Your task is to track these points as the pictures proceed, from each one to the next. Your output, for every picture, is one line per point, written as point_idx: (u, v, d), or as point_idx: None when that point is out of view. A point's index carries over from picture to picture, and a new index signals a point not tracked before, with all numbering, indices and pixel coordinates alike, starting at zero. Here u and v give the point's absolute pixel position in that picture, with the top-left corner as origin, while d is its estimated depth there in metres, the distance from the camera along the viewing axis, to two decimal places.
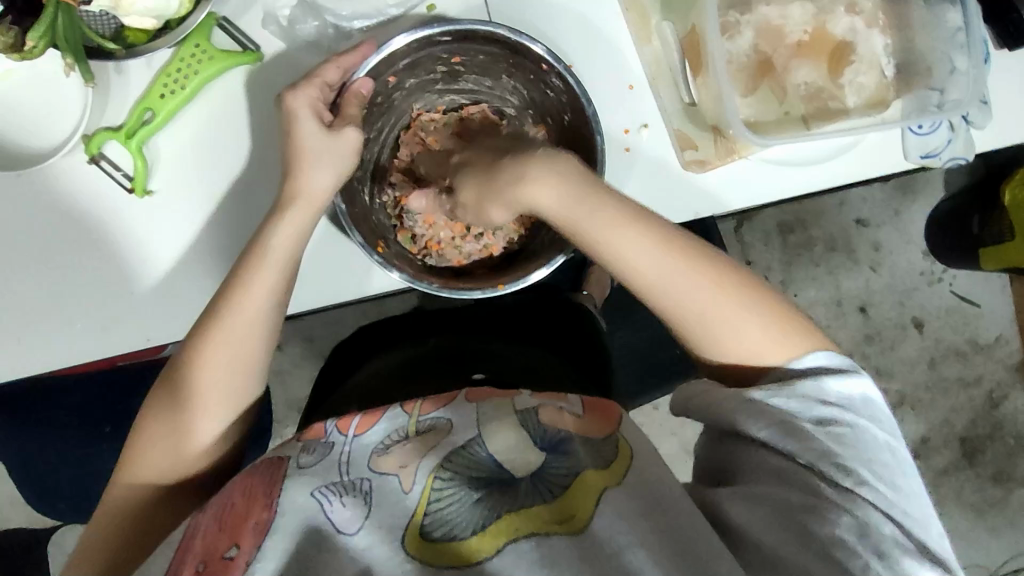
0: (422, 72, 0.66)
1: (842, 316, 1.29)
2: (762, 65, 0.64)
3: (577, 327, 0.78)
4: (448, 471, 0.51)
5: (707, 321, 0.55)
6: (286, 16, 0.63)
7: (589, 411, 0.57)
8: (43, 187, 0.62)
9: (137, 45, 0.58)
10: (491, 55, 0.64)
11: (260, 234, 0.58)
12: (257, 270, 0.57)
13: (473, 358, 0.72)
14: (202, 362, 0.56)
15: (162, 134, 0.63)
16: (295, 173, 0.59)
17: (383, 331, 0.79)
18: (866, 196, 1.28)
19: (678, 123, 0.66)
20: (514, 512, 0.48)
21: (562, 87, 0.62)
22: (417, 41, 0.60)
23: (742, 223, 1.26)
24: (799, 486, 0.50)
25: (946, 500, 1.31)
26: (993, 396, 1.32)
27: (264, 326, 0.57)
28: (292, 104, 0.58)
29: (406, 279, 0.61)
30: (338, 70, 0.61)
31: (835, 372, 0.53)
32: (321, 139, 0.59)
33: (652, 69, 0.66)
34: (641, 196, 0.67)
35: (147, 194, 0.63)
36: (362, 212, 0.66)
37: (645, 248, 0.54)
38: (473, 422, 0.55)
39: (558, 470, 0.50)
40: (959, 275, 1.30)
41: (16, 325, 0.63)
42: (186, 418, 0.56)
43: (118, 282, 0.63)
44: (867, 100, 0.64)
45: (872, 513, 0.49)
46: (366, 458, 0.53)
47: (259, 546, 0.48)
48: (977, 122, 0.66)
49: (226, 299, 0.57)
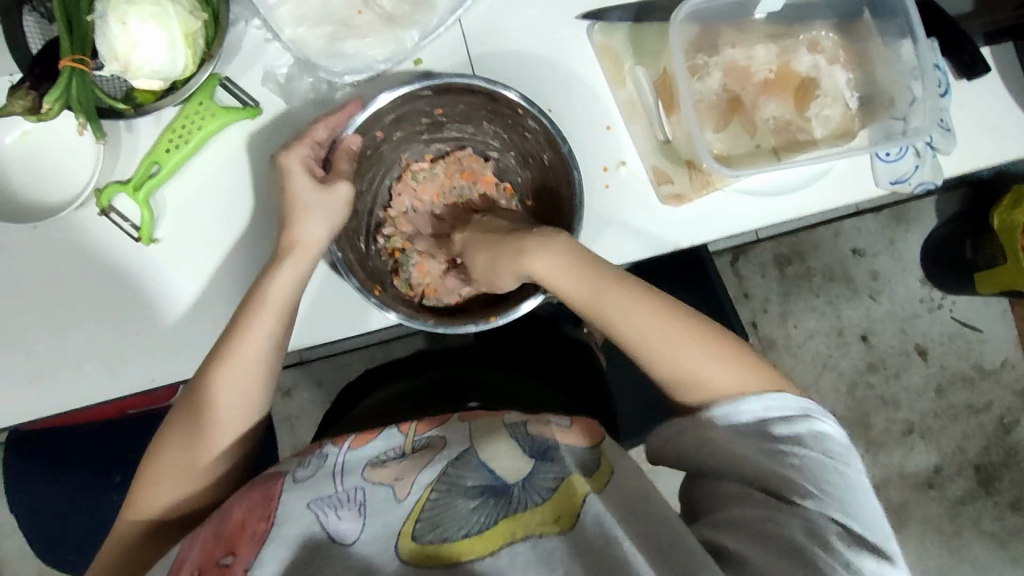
0: (408, 124, 0.70)
1: (844, 345, 1.30)
2: (732, 102, 0.67)
3: (575, 359, 0.81)
4: (442, 485, 0.53)
5: (677, 366, 0.57)
6: (283, 74, 0.68)
7: (576, 426, 0.59)
8: (58, 239, 0.66)
9: (145, 104, 0.63)
10: (471, 104, 0.68)
11: (259, 281, 0.61)
12: (255, 316, 0.60)
13: (466, 386, 0.74)
14: (204, 402, 0.58)
15: (167, 186, 0.67)
16: (291, 223, 0.62)
17: (384, 368, 0.81)
18: (860, 226, 1.30)
19: (654, 159, 0.69)
20: (507, 517, 0.50)
21: (540, 129, 0.66)
22: (400, 97, 0.64)
23: (738, 257, 1.29)
24: (757, 503, 0.52)
25: (964, 530, 1.28)
26: (1004, 422, 1.30)
27: (264, 364, 0.60)
28: (285, 162, 0.62)
29: (400, 319, 0.64)
30: (327, 129, 0.64)
31: (789, 410, 0.55)
32: (313, 191, 0.62)
33: (627, 109, 0.70)
34: (622, 230, 0.69)
35: (153, 242, 0.66)
36: (358, 258, 0.70)
37: (632, 315, 0.58)
38: (467, 437, 0.57)
39: (546, 477, 0.52)
40: (959, 301, 1.31)
41: (31, 370, 0.66)
42: (188, 456, 0.57)
43: (128, 327, 0.67)
44: (833, 131, 0.67)
45: (824, 521, 0.50)
46: (361, 468, 0.56)
47: (256, 554, 0.49)
48: (943, 147, 0.69)
49: (228, 340, 0.59)
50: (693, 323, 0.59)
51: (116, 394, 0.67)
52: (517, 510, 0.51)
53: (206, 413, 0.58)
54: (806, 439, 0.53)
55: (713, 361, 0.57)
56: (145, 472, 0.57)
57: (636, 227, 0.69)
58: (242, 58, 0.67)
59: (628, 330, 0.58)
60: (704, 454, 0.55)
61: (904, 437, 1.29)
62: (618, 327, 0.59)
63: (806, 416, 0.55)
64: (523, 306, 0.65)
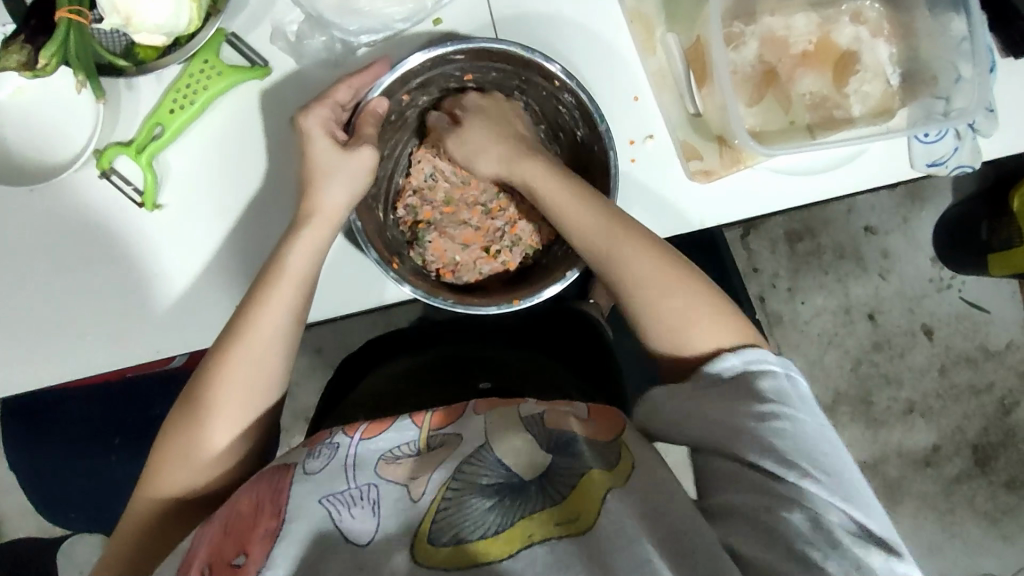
0: (435, 88, 0.67)
1: (851, 323, 1.28)
2: (768, 74, 0.64)
3: (580, 333, 0.77)
4: (458, 483, 0.50)
5: (648, 276, 0.57)
6: (294, 31, 0.64)
7: (591, 414, 0.56)
8: (53, 202, 0.63)
9: (149, 62, 0.59)
10: (503, 72, 0.65)
11: (278, 251, 0.59)
12: (274, 287, 0.57)
13: (474, 367, 0.72)
14: (219, 379, 0.56)
15: (173, 148, 0.63)
16: (310, 191, 0.60)
17: (383, 343, 0.78)
18: (874, 203, 1.27)
19: (683, 133, 0.66)
20: (526, 518, 0.48)
21: (574, 102, 0.63)
22: (432, 59, 0.61)
23: (748, 231, 1.26)
24: (751, 488, 0.50)
25: (958, 508, 1.29)
26: (1005, 403, 1.30)
27: (284, 339, 0.58)
28: (304, 125, 0.59)
29: (414, 292, 0.61)
30: (350, 90, 0.61)
31: (767, 364, 0.53)
32: (334, 154, 0.59)
33: (657, 79, 0.66)
34: (647, 206, 0.67)
35: (157, 208, 0.63)
36: (378, 230, 0.67)
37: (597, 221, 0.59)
38: (482, 431, 0.54)
39: (564, 471, 0.50)
40: (969, 282, 1.29)
41: (26, 337, 0.64)
42: (199, 436, 0.55)
43: (127, 294, 0.64)
44: (871, 109, 0.64)
45: (821, 504, 0.48)
46: (373, 464, 0.54)
47: (268, 553, 0.48)
48: (983, 130, 0.66)
49: (247, 310, 0.57)
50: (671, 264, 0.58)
51: (114, 364, 0.64)
52: (534, 510, 0.48)
53: (222, 392, 0.56)
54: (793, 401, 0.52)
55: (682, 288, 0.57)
56: (161, 453, 0.56)
57: (661, 204, 0.67)
58: (253, 14, 0.63)
59: (589, 234, 0.59)
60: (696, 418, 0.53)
61: (905, 416, 1.29)
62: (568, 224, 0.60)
63: (788, 375, 0.53)
64: (543, 293, 0.63)
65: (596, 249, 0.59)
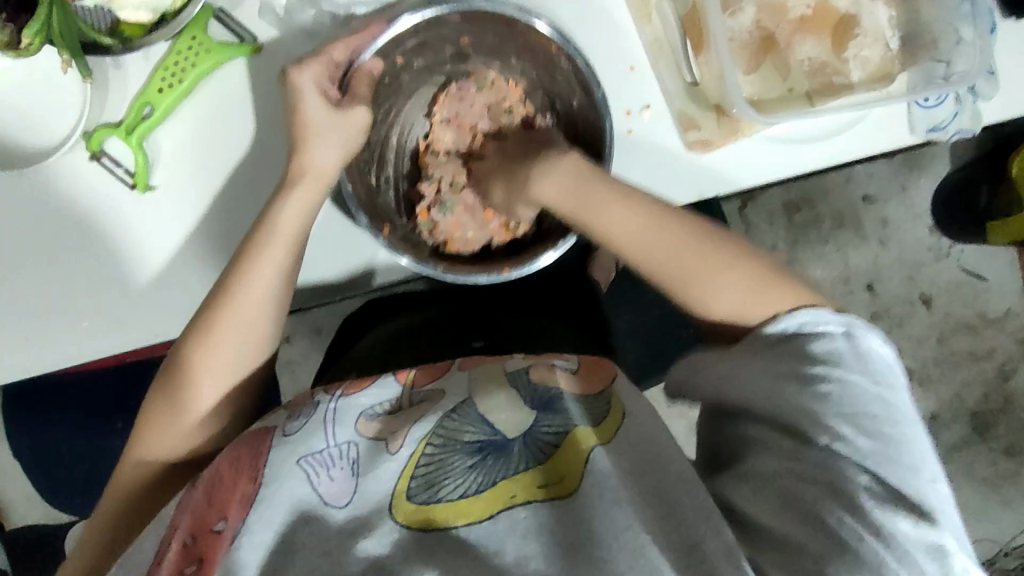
0: (431, 51, 0.66)
1: (850, 293, 1.28)
2: (766, 41, 0.63)
3: (575, 298, 0.77)
4: (439, 439, 0.50)
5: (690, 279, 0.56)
6: (282, 6, 0.63)
7: (581, 368, 0.56)
8: (42, 186, 0.62)
9: (133, 39, 0.58)
10: (500, 36, 0.64)
11: (268, 212, 0.58)
12: (264, 248, 0.57)
13: (471, 327, 0.71)
14: (211, 334, 0.55)
15: (162, 128, 0.63)
16: (300, 149, 0.58)
17: (381, 305, 0.77)
18: (871, 172, 1.26)
19: (680, 103, 0.65)
20: (507, 479, 0.48)
21: (573, 71, 0.62)
22: (426, 20, 0.60)
23: (747, 203, 1.25)
24: (786, 452, 0.50)
25: (958, 474, 1.30)
26: (1003, 370, 1.31)
27: (274, 299, 0.57)
28: (298, 80, 0.57)
29: (408, 265, 0.61)
30: (346, 49, 0.60)
31: (822, 325, 0.52)
32: (327, 115, 0.58)
33: (653, 48, 0.65)
34: (642, 177, 0.66)
35: (149, 189, 0.62)
36: (367, 194, 0.65)
37: (635, 223, 0.57)
38: (467, 388, 0.54)
39: (547, 428, 0.50)
40: (967, 250, 1.29)
41: (19, 323, 0.63)
42: (188, 388, 0.55)
43: (122, 278, 0.63)
44: (871, 74, 0.64)
45: (848, 466, 0.48)
46: (353, 419, 0.52)
47: (245, 519, 0.47)
48: (985, 94, 0.65)
49: (234, 275, 0.57)
50: (721, 251, 0.57)
51: (114, 348, 0.64)
52: (515, 470, 0.48)
53: (207, 359, 0.55)
54: (844, 365, 0.50)
55: (762, 291, 0.55)
56: (147, 417, 0.56)
57: (657, 174, 0.66)
58: None
59: (622, 235, 0.58)
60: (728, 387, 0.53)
61: None
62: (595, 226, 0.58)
63: (851, 338, 0.51)
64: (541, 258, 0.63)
65: (625, 245, 0.58)
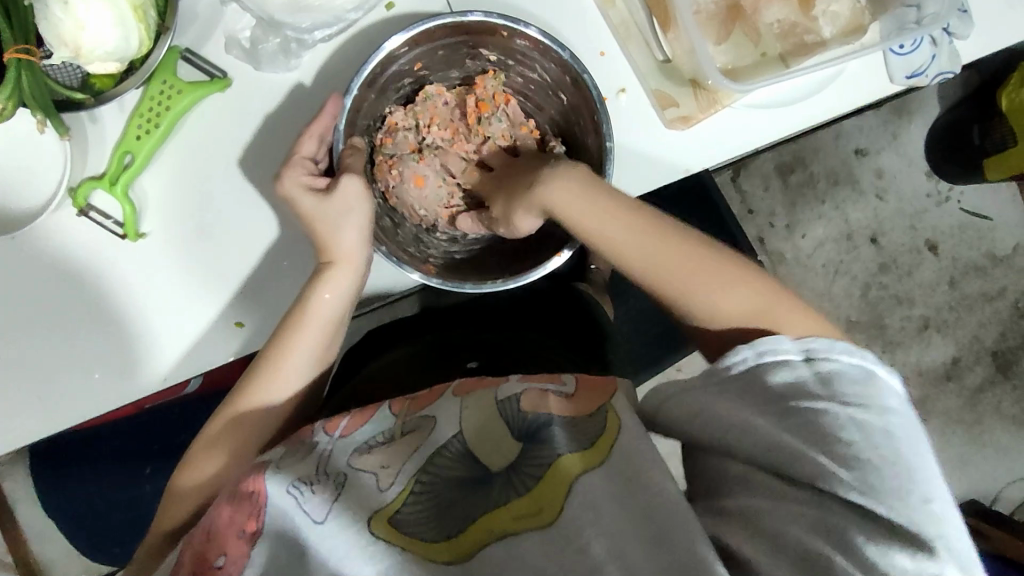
0: (393, 90, 0.66)
1: (854, 250, 1.27)
2: (733, 9, 0.62)
3: (573, 306, 0.75)
4: (424, 477, 0.49)
5: (690, 290, 0.55)
6: (247, 38, 0.62)
7: (577, 391, 0.54)
8: (36, 246, 0.62)
9: (105, 91, 0.58)
10: (451, 46, 0.64)
11: (301, 296, 0.59)
12: (301, 329, 0.59)
13: (462, 348, 0.70)
14: (256, 388, 0.58)
15: (146, 174, 0.63)
16: (323, 239, 0.59)
17: (376, 337, 0.74)
18: (861, 125, 1.25)
19: (655, 82, 0.65)
20: (485, 514, 0.46)
21: (530, 46, 0.62)
22: (380, 62, 0.60)
23: (739, 171, 1.24)
24: (764, 491, 0.47)
25: (985, 417, 1.29)
26: (1019, 306, 1.29)
27: (311, 363, 0.60)
28: (286, 190, 0.59)
29: (475, 290, 0.60)
30: (313, 141, 0.61)
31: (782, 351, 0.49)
32: (323, 205, 0.58)
33: (621, 31, 0.65)
34: (639, 155, 0.66)
35: (140, 237, 0.63)
36: (398, 247, 0.65)
37: (625, 233, 0.56)
38: (456, 416, 0.53)
39: (533, 462, 0.48)
40: (967, 191, 1.27)
41: (31, 384, 0.63)
42: (235, 434, 0.58)
43: (130, 328, 0.64)
44: (843, 29, 0.63)
45: (849, 518, 0.44)
46: (346, 455, 0.53)
47: (247, 554, 0.48)
48: (959, 32, 0.65)
49: (263, 359, 0.59)
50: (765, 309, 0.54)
51: (126, 397, 0.64)
52: (493, 504, 0.46)
53: (256, 410, 0.59)
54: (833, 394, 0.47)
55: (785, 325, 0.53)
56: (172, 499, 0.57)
57: (650, 154, 0.66)
58: (200, 27, 0.62)
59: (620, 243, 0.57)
60: (707, 420, 0.50)
61: (921, 333, 1.28)
62: (592, 236, 0.57)
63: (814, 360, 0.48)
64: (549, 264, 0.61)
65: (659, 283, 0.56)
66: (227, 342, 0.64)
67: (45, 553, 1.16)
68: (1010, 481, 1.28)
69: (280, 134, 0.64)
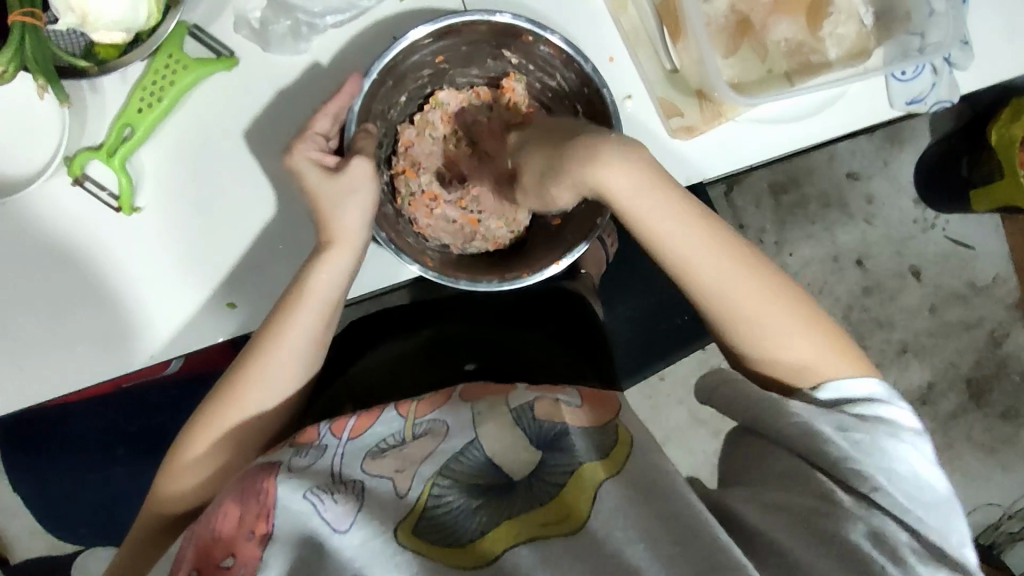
0: (411, 81, 0.65)
1: (841, 271, 1.29)
2: (742, 24, 0.63)
3: (569, 309, 0.75)
4: (447, 479, 0.49)
5: (740, 313, 0.55)
6: (257, 18, 0.62)
7: (584, 401, 0.54)
8: (26, 213, 0.61)
9: (109, 61, 0.58)
10: (474, 43, 0.64)
11: (299, 275, 0.59)
12: (297, 309, 0.58)
13: (462, 347, 0.70)
14: (250, 365, 0.57)
15: (145, 148, 0.62)
16: (324, 217, 0.58)
17: (372, 327, 0.74)
18: (854, 149, 1.27)
19: (661, 91, 0.66)
20: (514, 517, 0.47)
21: (552, 54, 0.62)
22: (403, 50, 0.60)
23: (732, 186, 1.25)
24: (811, 491, 0.50)
25: (957, 441, 1.31)
26: (996, 335, 1.32)
27: (309, 344, 0.59)
28: (292, 164, 0.58)
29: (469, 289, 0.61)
30: (328, 118, 0.60)
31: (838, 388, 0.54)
32: (328, 182, 0.58)
33: (631, 39, 0.65)
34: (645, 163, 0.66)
35: (135, 212, 0.62)
36: (397, 235, 0.64)
37: (684, 229, 0.51)
38: (469, 421, 0.52)
39: (556, 467, 0.48)
40: (952, 220, 1.30)
41: (14, 354, 0.62)
42: (225, 412, 0.57)
43: (117, 303, 0.63)
44: (848, 51, 0.64)
45: (885, 521, 0.48)
46: (358, 461, 0.52)
47: (258, 556, 0.47)
48: (960, 62, 0.67)
49: (252, 353, 0.58)
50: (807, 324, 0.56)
51: (110, 373, 0.63)
52: (524, 509, 0.47)
53: (250, 392, 0.57)
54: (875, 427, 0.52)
55: (795, 329, 0.56)
56: (166, 478, 0.57)
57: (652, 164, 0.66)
58: (210, 4, 0.62)
59: (690, 254, 0.52)
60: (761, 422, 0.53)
61: (899, 356, 1.30)
62: (657, 238, 0.51)
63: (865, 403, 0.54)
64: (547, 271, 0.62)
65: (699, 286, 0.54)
66: (216, 324, 0.64)
67: (7, 529, 1.13)
68: (975, 506, 1.31)
69: (285, 117, 0.64)
